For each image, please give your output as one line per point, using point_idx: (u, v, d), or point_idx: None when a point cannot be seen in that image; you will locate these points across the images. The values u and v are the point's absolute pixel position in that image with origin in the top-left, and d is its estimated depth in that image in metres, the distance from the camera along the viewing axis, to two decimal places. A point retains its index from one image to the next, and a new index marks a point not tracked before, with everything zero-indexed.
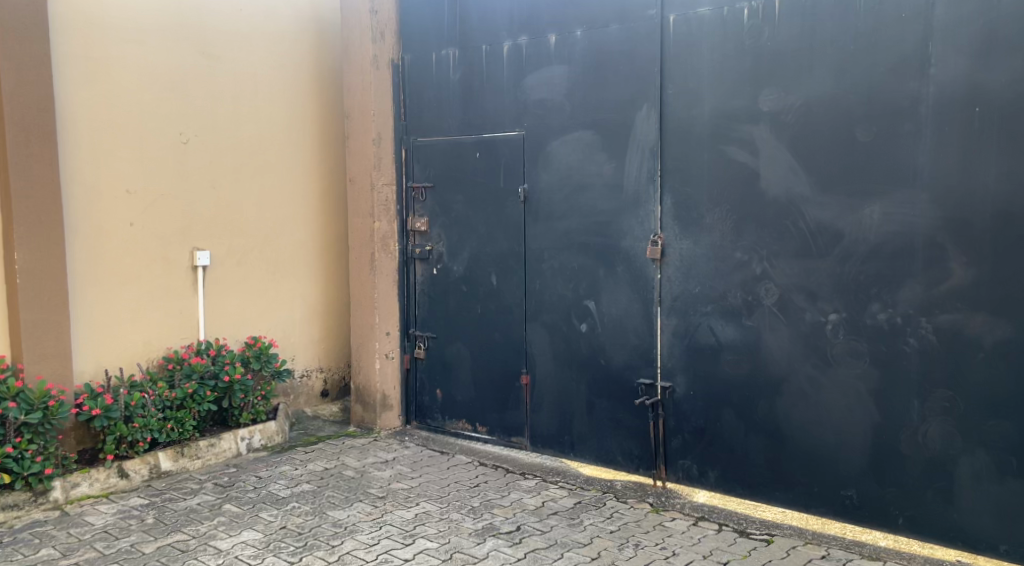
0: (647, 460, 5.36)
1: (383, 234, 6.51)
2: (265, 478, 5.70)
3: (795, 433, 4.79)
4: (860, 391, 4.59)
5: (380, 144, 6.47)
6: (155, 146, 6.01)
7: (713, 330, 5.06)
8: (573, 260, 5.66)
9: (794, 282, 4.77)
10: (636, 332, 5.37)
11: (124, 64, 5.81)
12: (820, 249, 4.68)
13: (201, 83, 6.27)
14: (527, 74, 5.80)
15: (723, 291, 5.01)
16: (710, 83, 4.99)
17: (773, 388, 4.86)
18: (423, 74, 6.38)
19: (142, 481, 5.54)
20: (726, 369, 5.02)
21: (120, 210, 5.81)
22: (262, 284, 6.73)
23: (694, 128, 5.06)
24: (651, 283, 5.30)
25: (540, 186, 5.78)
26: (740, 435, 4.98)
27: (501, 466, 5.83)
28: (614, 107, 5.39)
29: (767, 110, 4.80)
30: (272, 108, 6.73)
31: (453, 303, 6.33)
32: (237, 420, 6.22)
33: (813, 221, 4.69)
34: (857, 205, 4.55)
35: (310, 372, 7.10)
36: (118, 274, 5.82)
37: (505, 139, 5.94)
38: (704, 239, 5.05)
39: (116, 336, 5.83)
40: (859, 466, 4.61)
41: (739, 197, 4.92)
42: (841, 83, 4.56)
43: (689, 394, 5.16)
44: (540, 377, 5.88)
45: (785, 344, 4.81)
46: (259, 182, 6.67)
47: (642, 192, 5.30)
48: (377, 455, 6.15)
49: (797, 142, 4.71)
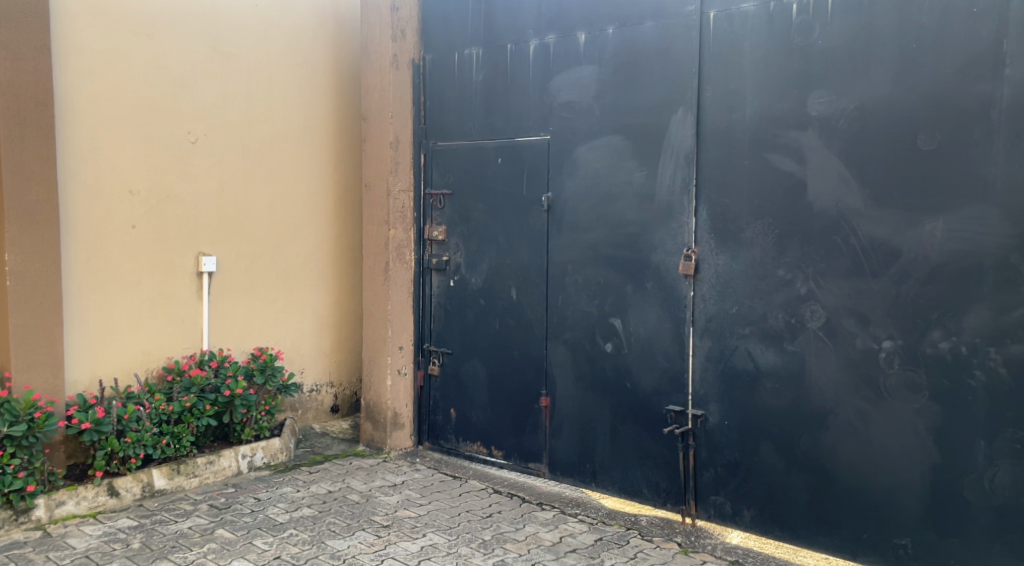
0: (676, 494, 4.93)
1: (398, 242, 6.12)
2: (264, 500, 5.32)
3: (842, 472, 4.35)
4: (916, 427, 4.14)
5: (397, 148, 6.07)
6: (161, 144, 5.66)
7: (751, 355, 4.63)
8: (598, 275, 5.25)
9: (843, 304, 4.33)
10: (666, 354, 4.95)
11: (130, 58, 5.47)
12: (873, 268, 4.24)
13: (212, 80, 5.93)
14: (553, 75, 5.42)
15: (763, 313, 4.58)
16: (754, 84, 4.57)
17: (817, 421, 4.42)
18: (444, 74, 6.02)
19: (133, 501, 5.17)
20: (765, 398, 4.58)
21: (121, 211, 5.47)
22: (270, 292, 6.38)
23: (736, 133, 4.64)
24: (683, 301, 4.87)
25: (565, 194, 5.39)
26: (779, 471, 4.54)
27: (517, 495, 5.42)
28: (647, 110, 4.99)
29: (816, 114, 4.38)
30: (286, 107, 6.38)
31: (470, 317, 5.95)
32: (239, 436, 5.86)
33: (866, 237, 4.26)
34: (917, 220, 4.11)
35: (319, 387, 6.74)
36: (117, 280, 5.48)
37: (529, 144, 5.56)
38: (743, 254, 4.64)
39: (114, 344, 5.49)
40: (914, 513, 4.15)
41: (784, 209, 4.50)
42: (901, 87, 4.13)
43: (722, 424, 4.73)
44: (560, 400, 5.48)
45: (831, 372, 4.37)
46: (271, 184, 6.32)
47: (676, 202, 4.89)
48: (385, 478, 5.75)
49: (849, 150, 4.29)
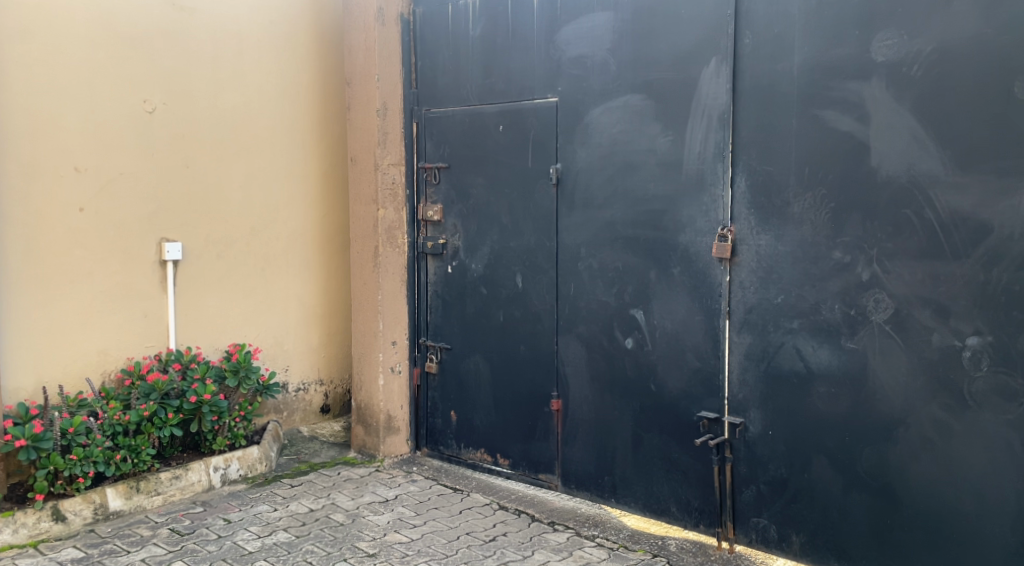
0: (711, 514, 4.21)
1: (388, 223, 5.37)
2: (233, 523, 4.62)
3: (915, 495, 3.61)
4: (1009, 443, 3.40)
5: (385, 116, 5.32)
6: (112, 114, 4.94)
7: (801, 354, 3.89)
8: (617, 259, 4.50)
9: (914, 293, 3.58)
10: (697, 352, 4.21)
11: (74, 15, 4.75)
12: (955, 248, 3.48)
13: (171, 41, 5.18)
14: (561, 25, 4.65)
15: (816, 303, 3.84)
16: (805, 26, 3.79)
17: (882, 432, 3.68)
18: (438, 29, 5.26)
19: (83, 526, 4.47)
20: (818, 404, 3.84)
21: (66, 192, 4.77)
22: (247, 282, 5.66)
23: (781, 88, 3.87)
24: (716, 289, 4.13)
25: (577, 164, 4.63)
26: (836, 491, 3.81)
27: (525, 512, 4.70)
28: (672, 63, 4.22)
29: (882, 61, 3.60)
30: (260, 73, 5.63)
31: (471, 307, 5.22)
32: (211, 446, 5.16)
33: (945, 210, 3.50)
34: (1012, 187, 3.35)
35: (307, 385, 6.04)
36: (63, 273, 4.78)
37: (534, 107, 4.80)
38: (790, 233, 3.89)
39: (60, 344, 4.79)
40: (1006, 545, 3.43)
41: (841, 178, 3.74)
42: (993, 22, 3.36)
43: (766, 435, 4.00)
44: (574, 403, 4.75)
45: (900, 375, 3.63)
46: (244, 159, 5.58)
47: (708, 171, 4.13)
48: (376, 493, 5.04)
49: (924, 103, 3.52)
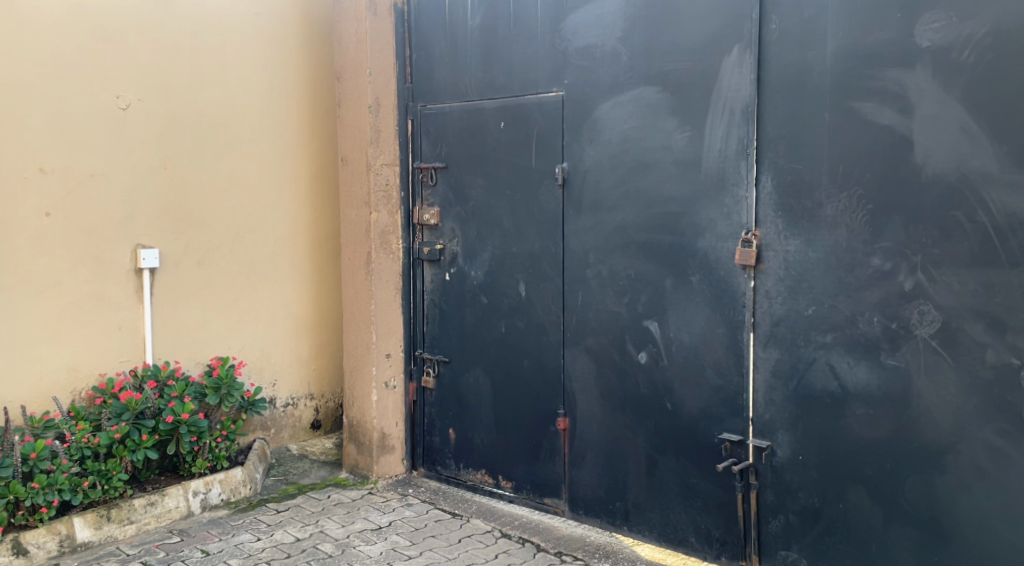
0: (734, 546, 3.83)
1: (381, 228, 5.00)
2: (212, 555, 4.24)
3: (966, 528, 3.24)
4: None
5: (377, 113, 4.95)
6: (81, 110, 4.57)
7: (835, 371, 3.52)
8: (629, 266, 4.13)
9: (964, 303, 3.21)
10: (718, 368, 3.84)
11: (38, 4, 4.39)
12: (1011, 254, 3.12)
13: (146, 32, 4.82)
14: (567, 13, 4.29)
15: (852, 315, 3.47)
16: (839, 10, 3.42)
17: (928, 459, 3.31)
18: (434, 18, 4.89)
19: (47, 560, 4.10)
20: (855, 427, 3.47)
21: (30, 196, 4.40)
22: (231, 291, 5.27)
23: (812, 78, 3.51)
24: (739, 299, 3.76)
25: (585, 163, 4.26)
26: (876, 523, 3.44)
27: (530, 540, 4.32)
28: (690, 52, 3.85)
29: (928, 46, 3.24)
30: (243, 67, 5.26)
31: (470, 318, 4.84)
32: (190, 469, 4.78)
33: (1000, 212, 3.13)
34: None
35: (296, 400, 5.64)
36: (27, 283, 4.41)
37: (538, 102, 4.43)
38: (821, 238, 3.53)
39: (24, 360, 4.42)
40: None
41: (879, 177, 3.37)
42: None
43: (795, 460, 3.63)
44: (583, 422, 4.37)
45: (948, 396, 3.26)
46: (227, 159, 5.20)
47: (730, 170, 3.76)
48: (368, 519, 4.65)
49: (977, 92, 3.16)
